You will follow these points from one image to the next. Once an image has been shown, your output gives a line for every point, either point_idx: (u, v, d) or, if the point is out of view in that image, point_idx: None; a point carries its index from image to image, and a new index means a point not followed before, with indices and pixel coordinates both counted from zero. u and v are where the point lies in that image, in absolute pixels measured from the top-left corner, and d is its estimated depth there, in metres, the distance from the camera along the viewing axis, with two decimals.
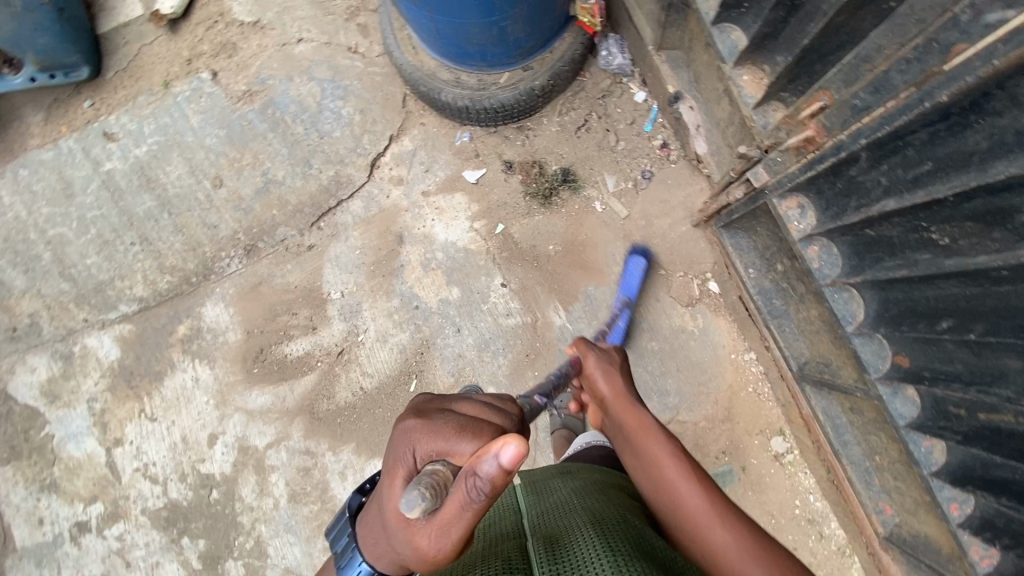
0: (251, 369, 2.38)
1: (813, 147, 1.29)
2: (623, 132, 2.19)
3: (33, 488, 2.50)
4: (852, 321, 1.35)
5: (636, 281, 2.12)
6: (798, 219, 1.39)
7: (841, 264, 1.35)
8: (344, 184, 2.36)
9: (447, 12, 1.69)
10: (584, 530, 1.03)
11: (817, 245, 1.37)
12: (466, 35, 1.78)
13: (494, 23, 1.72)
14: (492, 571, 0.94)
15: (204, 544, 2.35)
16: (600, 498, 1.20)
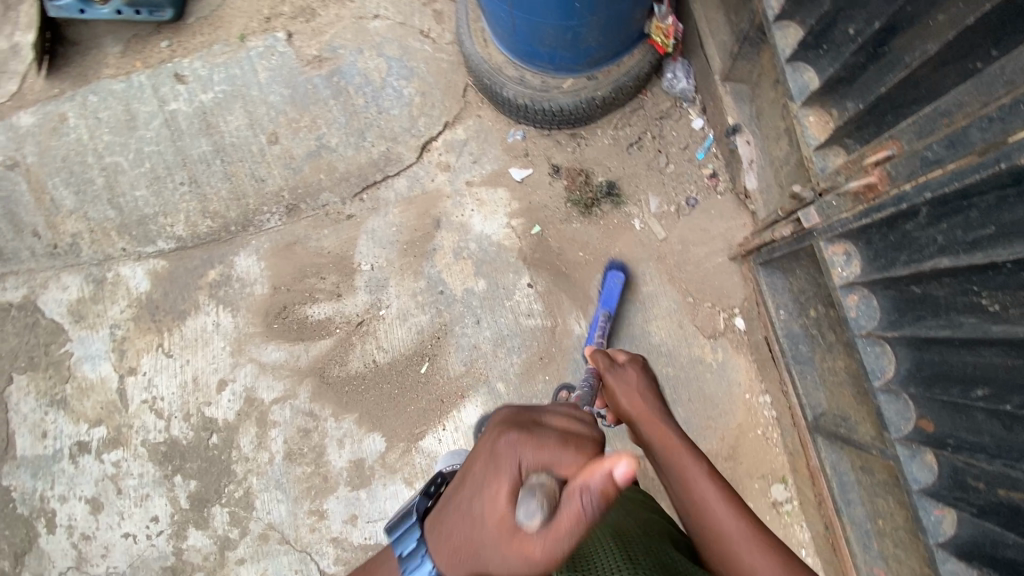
0: (271, 324, 2.43)
1: (874, 194, 1.28)
2: (674, 156, 2.20)
3: (43, 401, 2.57)
4: (881, 377, 1.33)
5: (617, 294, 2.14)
6: (843, 266, 1.38)
7: (879, 317, 1.34)
8: (392, 161, 2.41)
9: (526, 10, 1.71)
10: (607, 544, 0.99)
11: (857, 294, 1.36)
12: (540, 35, 1.80)
13: (569, 27, 1.74)
14: None
15: (195, 486, 2.40)
16: (617, 514, 1.17)
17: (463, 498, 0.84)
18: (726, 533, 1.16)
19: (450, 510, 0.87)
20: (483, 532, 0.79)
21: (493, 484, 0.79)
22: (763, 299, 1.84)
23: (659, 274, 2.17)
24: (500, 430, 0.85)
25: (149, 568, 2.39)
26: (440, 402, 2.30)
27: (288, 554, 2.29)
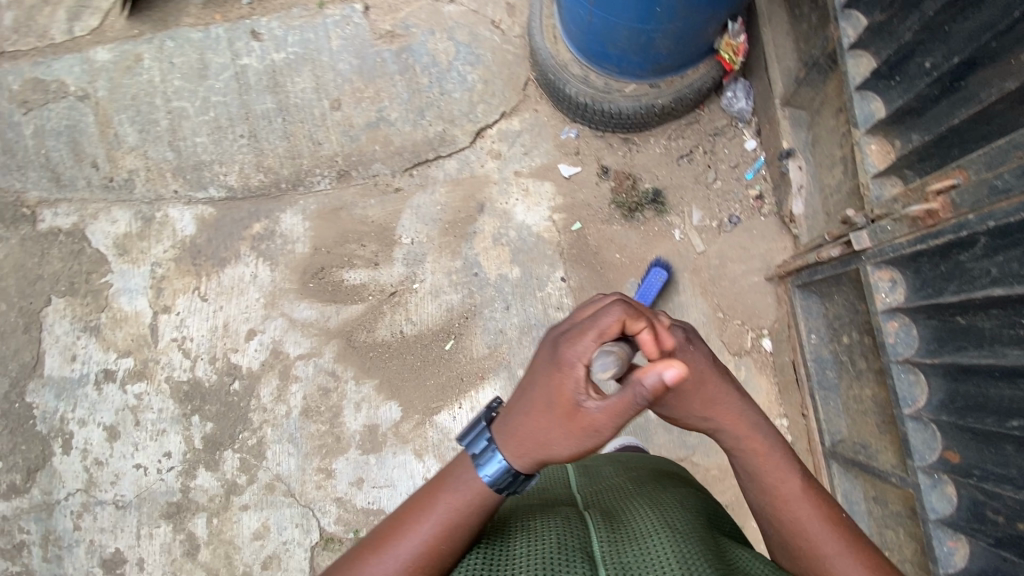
0: (307, 284, 2.49)
1: (933, 220, 1.29)
2: (723, 173, 2.24)
3: (77, 325, 2.65)
4: (911, 404, 1.37)
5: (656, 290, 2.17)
6: (887, 292, 1.41)
7: (917, 344, 1.37)
8: (447, 142, 2.48)
9: (607, 9, 1.77)
10: (640, 508, 1.21)
11: (898, 321, 1.40)
12: (614, 36, 1.86)
13: (645, 31, 1.78)
14: (557, 528, 1.13)
15: (210, 429, 2.46)
16: (650, 484, 1.38)
17: (530, 401, 1.15)
18: (817, 541, 1.12)
19: (512, 412, 1.18)
20: (549, 422, 1.12)
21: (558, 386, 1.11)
22: (796, 322, 1.88)
23: (693, 286, 2.20)
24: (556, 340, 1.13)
25: (155, 501, 2.46)
26: (460, 381, 2.35)
27: (291, 507, 2.34)
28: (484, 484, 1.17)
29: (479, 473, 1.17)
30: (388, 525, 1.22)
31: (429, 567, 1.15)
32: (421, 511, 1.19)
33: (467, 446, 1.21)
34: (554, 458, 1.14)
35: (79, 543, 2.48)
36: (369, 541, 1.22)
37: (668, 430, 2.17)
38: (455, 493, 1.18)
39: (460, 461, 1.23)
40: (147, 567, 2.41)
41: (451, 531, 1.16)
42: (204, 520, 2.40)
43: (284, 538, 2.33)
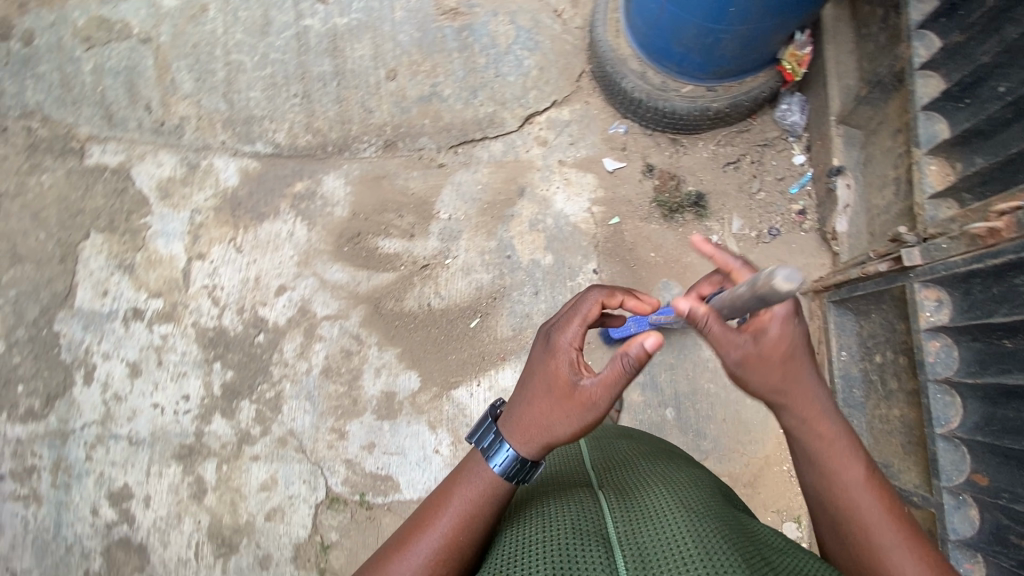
0: (341, 247, 2.53)
1: (995, 239, 1.29)
2: (767, 185, 2.25)
3: (111, 262, 2.69)
4: (944, 424, 1.41)
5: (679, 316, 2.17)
6: (932, 311, 1.44)
7: (958, 365, 1.40)
8: (495, 124, 2.50)
9: (679, 5, 1.79)
10: (654, 486, 1.20)
11: (939, 341, 1.43)
12: (681, 33, 1.87)
13: (714, 31, 1.80)
14: (571, 515, 1.14)
15: (230, 377, 2.49)
16: (664, 462, 1.37)
17: (529, 388, 1.32)
18: (865, 523, 1.16)
19: (514, 406, 1.32)
20: (548, 404, 1.27)
21: (553, 369, 1.29)
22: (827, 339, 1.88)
23: None
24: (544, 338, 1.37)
25: (168, 441, 2.49)
26: (481, 360, 2.37)
27: (301, 463, 2.37)
28: (497, 474, 1.27)
29: (490, 464, 1.27)
30: (404, 532, 1.29)
31: (451, 559, 1.22)
32: (436, 510, 1.28)
33: (477, 445, 1.31)
34: (556, 438, 1.26)
35: (88, 474, 2.51)
36: (387, 551, 1.28)
37: (683, 432, 2.17)
38: (468, 487, 1.28)
39: (471, 458, 1.32)
40: (153, 505, 2.45)
41: (468, 522, 1.25)
42: (213, 465, 2.44)
43: (290, 493, 2.36)
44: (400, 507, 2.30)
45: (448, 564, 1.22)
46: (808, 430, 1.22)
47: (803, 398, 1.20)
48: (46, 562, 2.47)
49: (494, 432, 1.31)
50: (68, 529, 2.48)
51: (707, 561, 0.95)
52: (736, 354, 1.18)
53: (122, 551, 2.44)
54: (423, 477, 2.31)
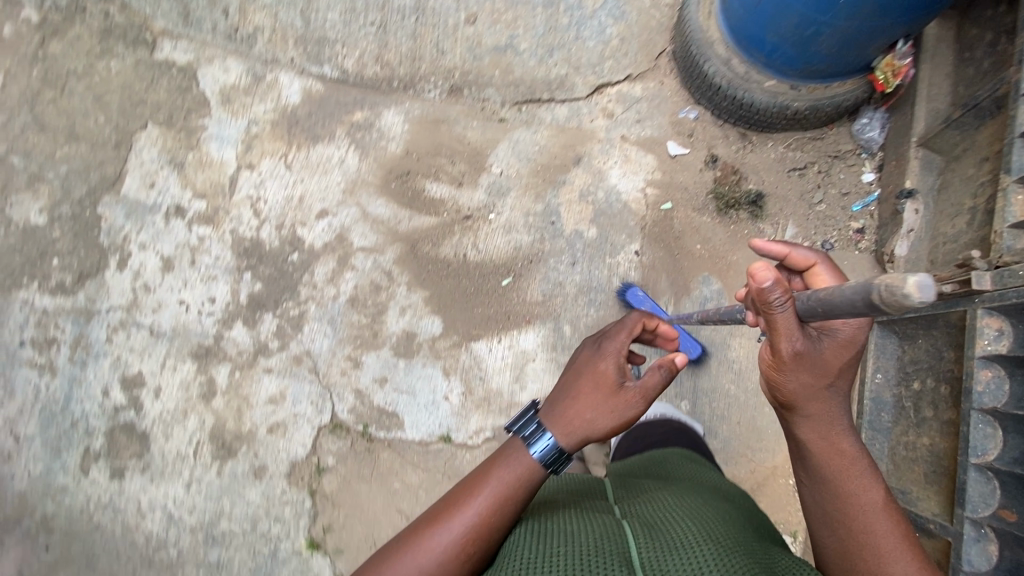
0: (389, 183, 2.52)
1: None
2: (829, 199, 2.25)
3: (164, 157, 2.66)
4: (981, 455, 1.57)
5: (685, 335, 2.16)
6: (990, 340, 1.57)
7: (1006, 398, 1.54)
8: (564, 88, 2.47)
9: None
10: (679, 519, 1.17)
11: (991, 371, 1.57)
12: (780, 21, 1.84)
13: (816, 22, 1.75)
14: (592, 533, 1.12)
15: (258, 289, 2.51)
16: (687, 494, 1.35)
17: (574, 384, 1.41)
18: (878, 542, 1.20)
19: (557, 400, 1.40)
20: (594, 397, 1.37)
21: (598, 370, 1.41)
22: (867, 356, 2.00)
23: None
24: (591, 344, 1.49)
25: (187, 339, 2.49)
26: (506, 319, 2.37)
27: (311, 385, 2.39)
28: (535, 459, 1.30)
29: (531, 450, 1.31)
30: (436, 511, 1.30)
31: (480, 539, 1.24)
32: (471, 490, 1.29)
33: (516, 433, 1.36)
34: (596, 431, 1.35)
35: (106, 355, 2.49)
36: (417, 528, 1.28)
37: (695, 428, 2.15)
38: (505, 471, 1.30)
39: (512, 443, 1.35)
40: (163, 397, 2.45)
41: (501, 504, 1.27)
42: (226, 370, 2.45)
43: (296, 411, 2.38)
44: (400, 445, 2.32)
45: (476, 544, 1.24)
46: (825, 447, 1.27)
47: (827, 412, 1.25)
48: (50, 432, 2.43)
49: (536, 419, 1.37)
50: (77, 405, 2.45)
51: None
52: (795, 349, 1.15)
53: (125, 435, 2.43)
54: (428, 421, 2.33)
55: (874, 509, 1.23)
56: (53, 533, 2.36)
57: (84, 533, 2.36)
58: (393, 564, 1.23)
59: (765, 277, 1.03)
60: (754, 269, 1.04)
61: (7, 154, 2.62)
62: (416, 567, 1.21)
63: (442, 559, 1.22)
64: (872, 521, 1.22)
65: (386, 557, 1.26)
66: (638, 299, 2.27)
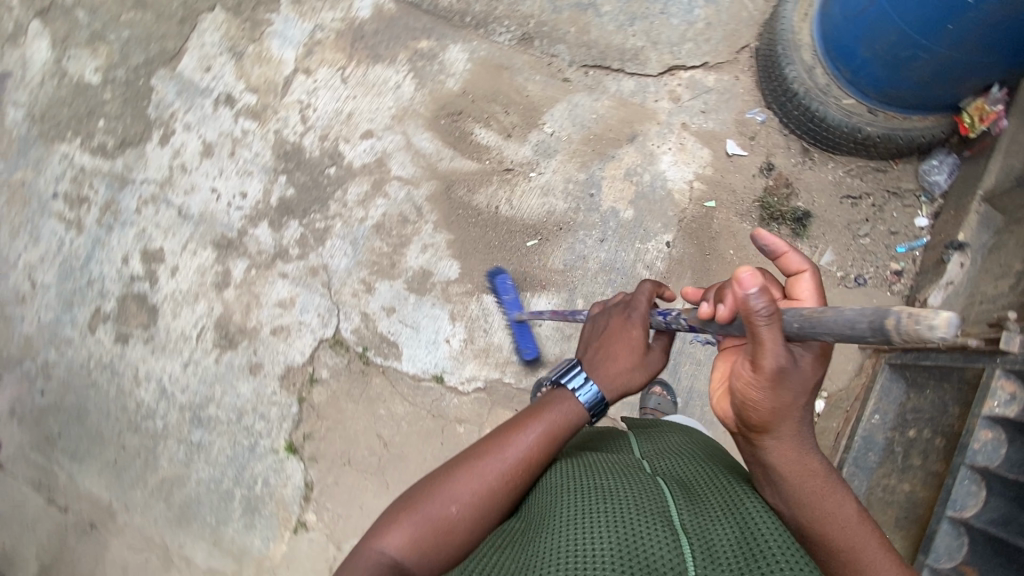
0: (438, 119, 2.49)
1: None
2: (876, 234, 2.22)
3: (225, 43, 2.63)
4: (957, 509, 1.61)
5: (529, 341, 2.32)
6: (1000, 402, 1.60)
7: (999, 460, 1.58)
8: (636, 61, 2.40)
9: (893, 5, 1.76)
10: (716, 485, 1.18)
11: (991, 433, 1.60)
12: (879, 36, 1.85)
13: (915, 45, 1.77)
14: (632, 490, 1.13)
15: (290, 195, 2.51)
16: (713, 458, 1.34)
17: (603, 347, 1.47)
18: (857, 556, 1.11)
19: (598, 358, 1.45)
20: (629, 358, 1.44)
21: (629, 332, 1.46)
22: (869, 395, 2.01)
23: None
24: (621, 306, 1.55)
25: (212, 227, 2.52)
26: (523, 278, 2.37)
27: (322, 299, 2.42)
28: (581, 406, 1.37)
29: (578, 397, 1.38)
30: (484, 441, 1.33)
31: (526, 474, 1.28)
32: (521, 425, 1.33)
33: (562, 385, 1.41)
34: (634, 383, 1.44)
35: (132, 225, 2.53)
36: (466, 454, 1.31)
37: None
38: (555, 414, 1.35)
39: (559, 397, 1.39)
40: (178, 277, 2.49)
41: (551, 441, 1.32)
42: (243, 265, 2.48)
43: (302, 319, 2.41)
44: (394, 375, 2.36)
45: (524, 475, 1.28)
46: (793, 468, 1.16)
47: (797, 432, 1.17)
48: (66, 285, 2.50)
49: (579, 374, 1.42)
50: (97, 266, 2.51)
51: (777, 566, 0.98)
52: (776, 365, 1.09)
53: (135, 304, 2.48)
54: (425, 358, 2.35)
55: (852, 524, 1.13)
56: (51, 380, 2.45)
57: (79, 387, 2.44)
58: (446, 485, 1.25)
59: (752, 284, 1.01)
60: (739, 274, 1.02)
61: (74, 6, 2.62)
62: (469, 490, 1.24)
63: (492, 483, 1.25)
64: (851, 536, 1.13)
65: (436, 479, 1.27)
66: (505, 286, 2.34)
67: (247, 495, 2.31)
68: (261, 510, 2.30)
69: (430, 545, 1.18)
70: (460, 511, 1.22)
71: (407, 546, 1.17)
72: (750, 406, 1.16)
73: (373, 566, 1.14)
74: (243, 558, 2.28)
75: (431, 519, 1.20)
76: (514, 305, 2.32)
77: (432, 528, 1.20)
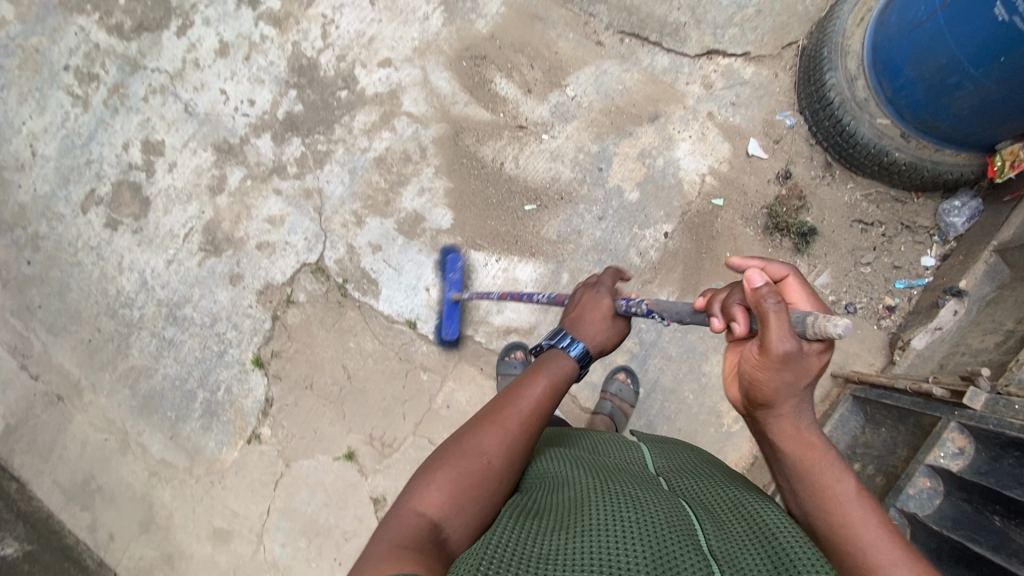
0: (460, 60, 2.39)
1: None
2: (879, 265, 2.17)
3: None
4: None
5: (456, 324, 2.28)
6: (948, 454, 1.59)
7: (930, 509, 1.60)
8: (675, 38, 2.29)
9: (950, 24, 1.66)
10: (746, 502, 1.09)
11: (929, 481, 1.62)
12: (928, 56, 1.76)
13: (963, 72, 1.69)
14: (655, 508, 1.04)
15: (297, 111, 2.44)
16: (729, 477, 1.26)
17: (576, 315, 1.49)
18: (858, 536, 1.02)
19: (578, 321, 1.46)
20: (602, 321, 1.47)
21: (596, 302, 1.50)
22: (826, 421, 2.01)
23: None
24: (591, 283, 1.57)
25: (215, 130, 2.46)
26: (514, 241, 2.32)
27: (311, 223, 2.39)
28: (572, 359, 1.37)
29: (569, 352, 1.37)
30: (495, 399, 1.27)
31: (537, 421, 1.24)
32: (530, 377, 1.31)
33: (552, 345, 1.39)
34: (610, 343, 1.47)
35: (137, 112, 2.49)
36: (483, 412, 1.24)
37: (638, 416, 2.20)
38: (552, 369, 1.34)
39: (547, 355, 1.38)
40: (175, 173, 2.46)
41: (551, 395, 1.30)
42: (240, 174, 2.44)
43: (288, 239, 2.39)
44: (369, 311, 2.36)
45: (535, 424, 1.24)
46: (792, 438, 1.14)
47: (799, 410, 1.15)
48: (65, 161, 2.48)
49: (560, 332, 1.43)
50: (97, 147, 2.48)
51: None
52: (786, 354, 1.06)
53: (129, 193, 2.47)
54: (402, 301, 2.35)
55: (853, 500, 1.07)
56: (38, 252, 2.46)
57: (64, 263, 2.45)
58: (471, 439, 1.18)
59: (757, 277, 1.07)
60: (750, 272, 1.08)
61: None
62: (494, 442, 1.18)
63: (514, 436, 1.20)
64: (849, 509, 1.06)
65: (461, 438, 1.19)
66: (453, 264, 2.29)
67: (208, 398, 2.36)
68: (220, 415, 2.36)
69: (465, 498, 1.09)
70: (491, 462, 1.14)
71: (444, 503, 1.08)
72: (762, 386, 1.12)
73: (414, 527, 1.03)
74: (196, 457, 2.35)
75: (461, 473, 1.12)
76: (457, 285, 2.28)
77: (468, 482, 1.11)
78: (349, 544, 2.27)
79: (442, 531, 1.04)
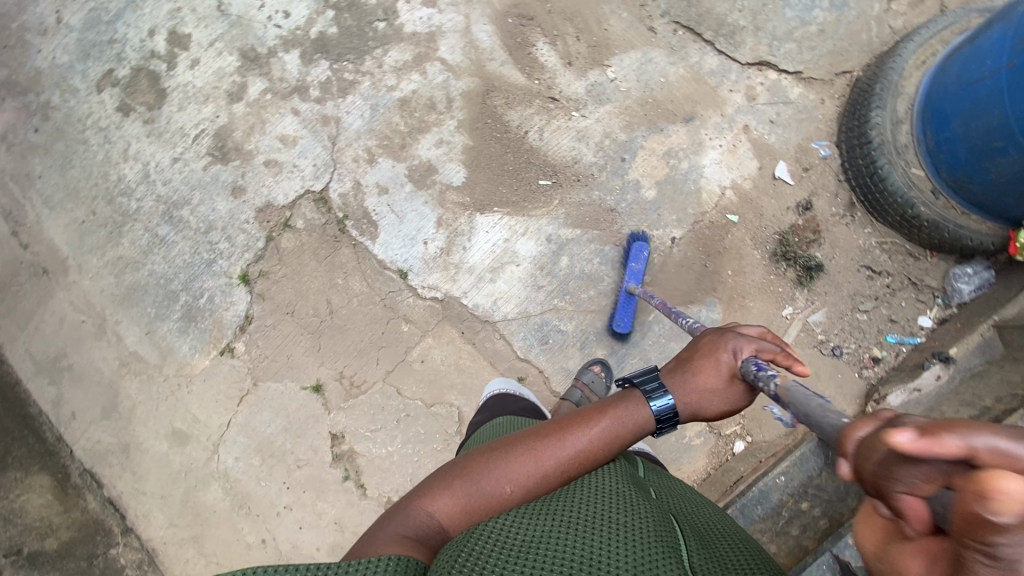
0: (507, 16, 2.31)
1: None
2: (876, 315, 2.16)
3: None
4: None
5: (628, 316, 2.20)
6: None
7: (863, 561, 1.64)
8: (729, 43, 2.24)
9: (1011, 86, 1.59)
10: (729, 539, 1.12)
11: None
12: (980, 115, 1.70)
13: (1011, 138, 1.63)
14: (647, 514, 1.07)
15: (331, 33, 2.36)
16: (720, 515, 1.28)
17: (688, 356, 1.23)
18: None
19: (677, 376, 1.20)
20: (712, 377, 1.17)
21: (719, 353, 1.18)
22: (787, 456, 2.05)
23: None
24: (730, 331, 1.21)
25: (245, 35, 2.39)
26: (522, 213, 2.28)
27: (322, 151, 2.35)
28: (650, 412, 1.20)
29: (649, 405, 1.20)
30: (542, 428, 1.22)
31: (581, 467, 1.17)
32: (585, 418, 1.21)
33: (636, 385, 1.24)
34: (709, 409, 1.19)
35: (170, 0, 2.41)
36: (527, 437, 1.21)
37: None
38: (625, 413, 1.20)
39: (626, 398, 1.23)
40: (196, 71, 2.39)
41: (608, 441, 1.19)
42: (260, 85, 2.37)
43: (297, 162, 2.35)
44: (363, 252, 2.34)
45: (579, 469, 1.17)
46: None
47: None
48: (88, 34, 2.41)
49: (651, 373, 1.25)
50: (123, 27, 2.41)
51: None
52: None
53: (147, 81, 2.40)
54: (398, 250, 2.33)
55: None
56: (48, 122, 2.40)
57: (71, 139, 2.40)
58: (503, 462, 1.16)
59: (1006, 513, 0.52)
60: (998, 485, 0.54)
61: None
62: (526, 473, 1.14)
63: (547, 474, 1.15)
64: None
65: (490, 455, 1.18)
66: (638, 252, 2.17)
67: (189, 303, 2.37)
68: (198, 322, 2.36)
69: (476, 518, 1.11)
70: (513, 493, 1.12)
71: (454, 513, 1.10)
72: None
73: (418, 526, 1.06)
74: (167, 356, 2.36)
75: (483, 494, 1.12)
76: (635, 276, 2.17)
77: (484, 504, 1.12)
78: (300, 471, 2.31)
79: (446, 538, 1.08)
